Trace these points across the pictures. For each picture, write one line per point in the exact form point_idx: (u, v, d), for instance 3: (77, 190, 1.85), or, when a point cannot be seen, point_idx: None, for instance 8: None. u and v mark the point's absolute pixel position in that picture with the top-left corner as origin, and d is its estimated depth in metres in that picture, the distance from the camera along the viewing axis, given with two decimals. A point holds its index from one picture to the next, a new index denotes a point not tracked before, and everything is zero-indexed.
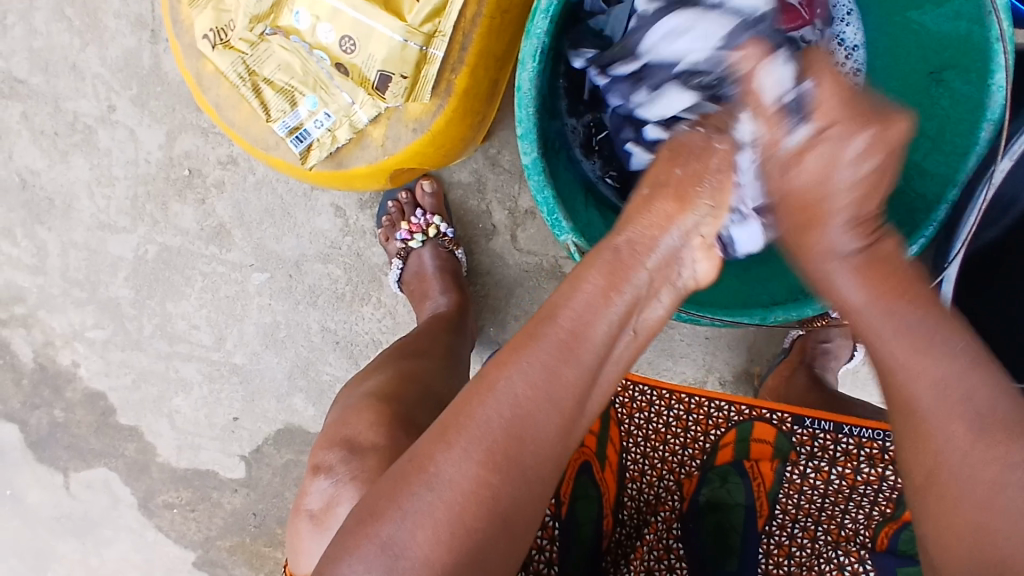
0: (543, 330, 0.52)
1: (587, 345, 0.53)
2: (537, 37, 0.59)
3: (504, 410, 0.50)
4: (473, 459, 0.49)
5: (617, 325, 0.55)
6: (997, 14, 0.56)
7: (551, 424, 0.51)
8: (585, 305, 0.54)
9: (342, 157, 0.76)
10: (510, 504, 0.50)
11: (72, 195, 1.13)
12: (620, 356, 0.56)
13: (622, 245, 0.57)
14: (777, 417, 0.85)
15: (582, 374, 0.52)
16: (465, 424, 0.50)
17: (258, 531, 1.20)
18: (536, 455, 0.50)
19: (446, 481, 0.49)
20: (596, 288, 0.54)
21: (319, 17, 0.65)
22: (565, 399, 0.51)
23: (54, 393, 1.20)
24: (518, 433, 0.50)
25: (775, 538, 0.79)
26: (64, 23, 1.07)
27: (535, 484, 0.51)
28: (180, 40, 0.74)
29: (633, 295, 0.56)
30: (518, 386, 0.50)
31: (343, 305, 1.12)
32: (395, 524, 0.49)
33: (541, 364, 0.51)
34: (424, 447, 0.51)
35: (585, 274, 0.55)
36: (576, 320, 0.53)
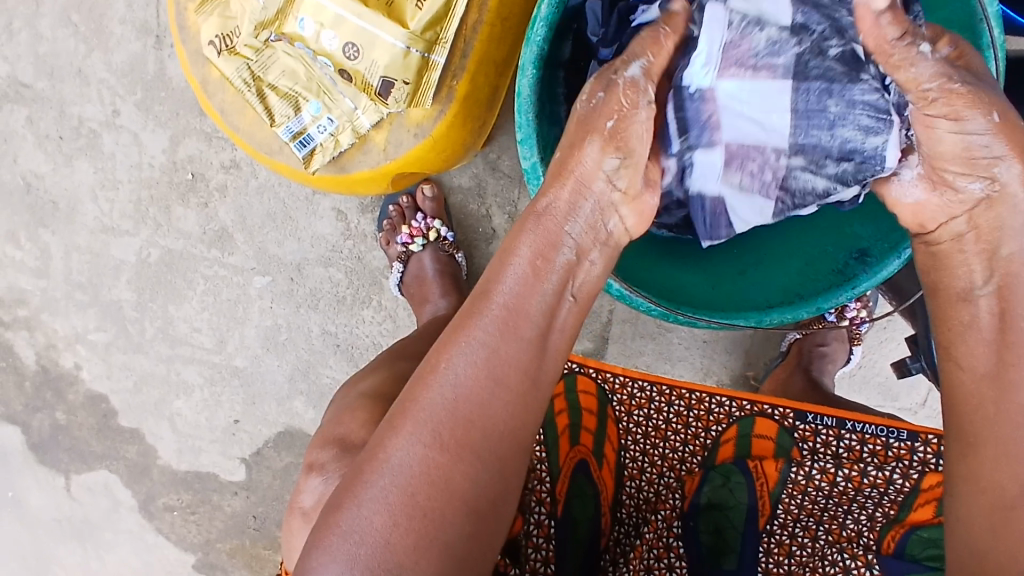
0: (481, 308, 0.53)
1: (528, 319, 0.53)
2: (536, 45, 0.60)
3: (447, 393, 0.51)
4: (421, 442, 0.50)
5: (557, 297, 0.54)
6: (987, 22, 0.58)
7: (499, 402, 0.52)
8: (516, 279, 0.53)
9: (345, 162, 0.76)
10: (467, 485, 0.50)
11: (76, 198, 1.14)
12: (564, 326, 0.56)
13: (545, 211, 0.55)
14: (779, 412, 0.87)
15: (523, 351, 0.53)
16: (412, 410, 0.51)
17: (258, 534, 1.21)
18: (485, 432, 0.51)
19: (398, 467, 0.50)
20: (527, 263, 0.53)
21: (323, 24, 0.66)
22: (509, 376, 0.52)
23: (55, 395, 1.20)
24: (463, 415, 0.51)
25: (777, 537, 0.78)
26: (70, 29, 1.09)
27: (494, 462, 0.51)
28: (185, 45, 0.75)
29: (564, 265, 0.55)
30: (460, 366, 0.51)
31: (344, 308, 1.13)
32: (354, 513, 0.50)
33: (481, 343, 0.52)
34: (378, 436, 0.52)
35: (516, 244, 0.54)
36: (512, 297, 0.53)
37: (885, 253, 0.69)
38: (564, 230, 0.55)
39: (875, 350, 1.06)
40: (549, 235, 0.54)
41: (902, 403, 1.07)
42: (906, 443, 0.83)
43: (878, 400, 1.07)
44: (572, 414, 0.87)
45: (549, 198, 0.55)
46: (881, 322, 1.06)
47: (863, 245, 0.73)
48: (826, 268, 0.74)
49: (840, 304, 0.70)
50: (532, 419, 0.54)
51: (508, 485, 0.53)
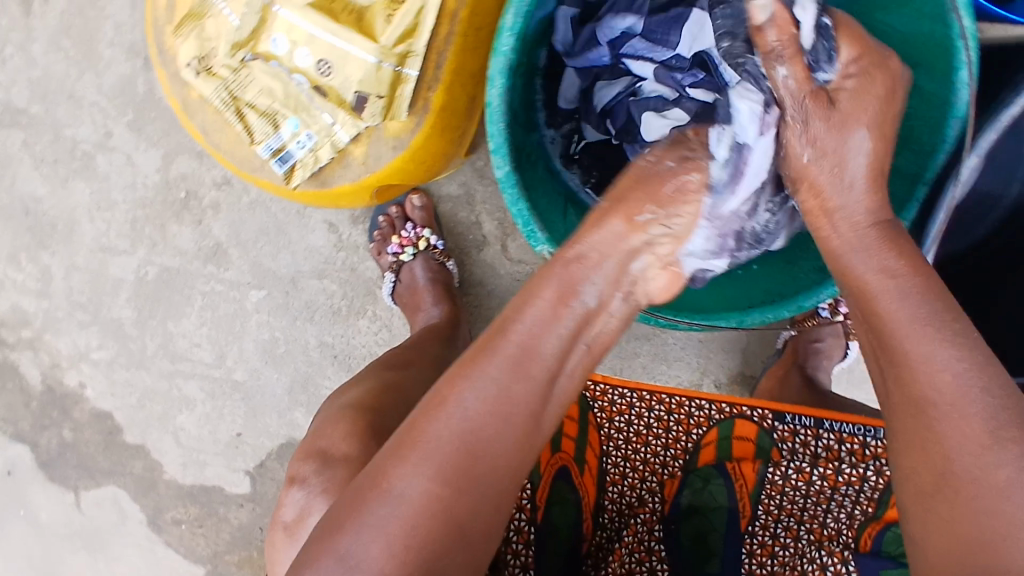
0: (495, 345, 0.53)
1: (540, 359, 0.53)
2: (504, 54, 0.61)
3: (455, 427, 0.51)
4: (426, 474, 0.50)
5: (570, 341, 0.55)
6: (958, 12, 0.59)
7: (506, 436, 0.52)
8: (536, 319, 0.54)
9: (326, 176, 0.77)
10: (469, 515, 0.51)
11: (74, 219, 1.16)
12: (577, 369, 0.56)
13: (574, 259, 0.56)
14: (758, 414, 0.85)
15: (540, 389, 0.53)
16: (418, 441, 0.51)
17: (264, 544, 1.22)
18: (490, 464, 0.51)
19: (401, 495, 0.50)
20: (546, 304, 0.54)
21: (297, 42, 0.68)
22: (519, 414, 0.52)
23: (61, 414, 1.22)
24: (471, 448, 0.51)
25: (758, 538, 0.79)
26: (61, 54, 1.11)
27: (493, 497, 0.52)
28: (165, 68, 0.76)
29: (583, 310, 0.55)
30: (469, 401, 0.51)
31: (339, 319, 1.14)
32: (351, 539, 0.51)
33: (493, 380, 0.52)
34: (381, 464, 0.52)
35: (539, 288, 0.55)
36: (528, 335, 0.53)
37: None
38: (588, 275, 0.55)
39: None
40: (569, 279, 0.55)
41: None
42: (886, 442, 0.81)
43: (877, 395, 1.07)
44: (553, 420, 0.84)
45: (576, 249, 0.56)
46: None
47: None
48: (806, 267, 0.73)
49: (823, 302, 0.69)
50: (536, 448, 0.55)
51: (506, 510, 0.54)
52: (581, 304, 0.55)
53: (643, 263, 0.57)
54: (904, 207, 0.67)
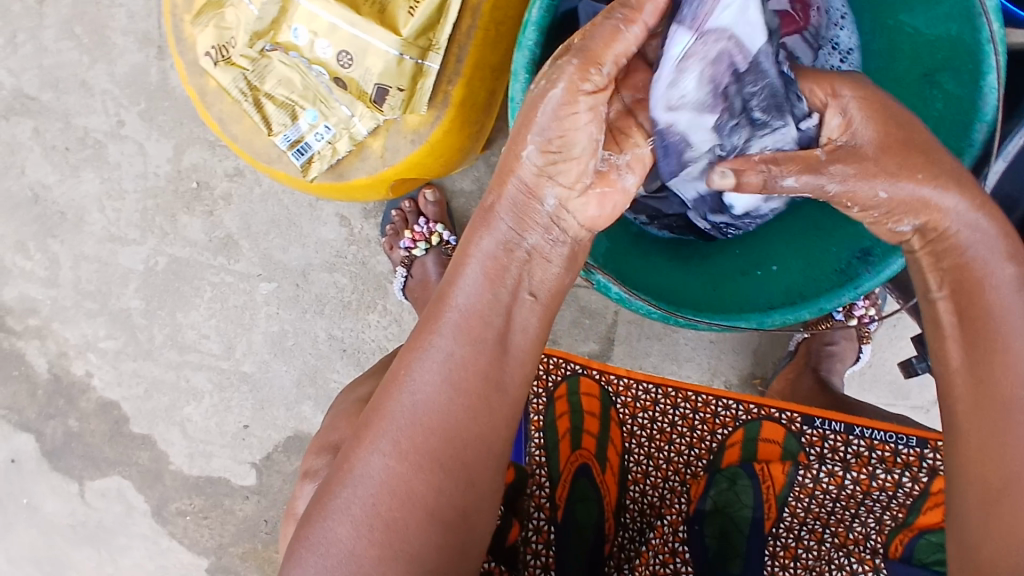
0: (439, 313, 0.53)
1: (485, 322, 0.53)
2: (528, 49, 0.60)
3: (407, 402, 0.51)
4: (383, 451, 0.51)
5: (512, 299, 0.54)
6: (987, 16, 0.58)
7: (457, 404, 0.51)
8: (472, 282, 0.53)
9: (343, 169, 0.77)
10: (432, 492, 0.50)
11: (83, 208, 1.15)
12: (526, 327, 0.55)
13: (497, 209, 0.54)
14: (786, 416, 0.87)
15: (487, 353, 0.52)
16: (375, 419, 0.52)
17: (270, 537, 1.21)
18: (443, 434, 0.51)
19: (362, 476, 0.51)
20: (480, 264, 0.53)
21: (317, 33, 0.66)
22: (470, 380, 0.52)
23: (68, 403, 1.22)
24: (425, 420, 0.51)
25: (782, 540, 0.77)
26: (73, 41, 1.10)
27: (460, 471, 0.51)
28: (183, 57, 0.76)
29: (519, 266, 0.54)
30: (418, 371, 0.51)
31: (349, 313, 1.13)
32: (322, 525, 0.51)
33: (438, 348, 0.52)
34: (345, 450, 0.53)
35: (473, 247, 0.54)
36: (468, 299, 0.53)
37: (887, 252, 0.67)
38: (519, 230, 0.53)
39: (886, 349, 1.05)
40: (504, 235, 0.53)
41: (913, 402, 1.06)
42: (917, 449, 0.82)
43: (889, 399, 1.06)
44: (574, 417, 0.87)
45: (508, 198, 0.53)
46: (889, 320, 1.05)
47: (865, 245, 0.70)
48: (830, 268, 0.72)
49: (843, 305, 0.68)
50: (501, 419, 0.53)
51: (479, 489, 0.52)
52: (521, 254, 0.54)
53: (557, 200, 0.53)
54: None
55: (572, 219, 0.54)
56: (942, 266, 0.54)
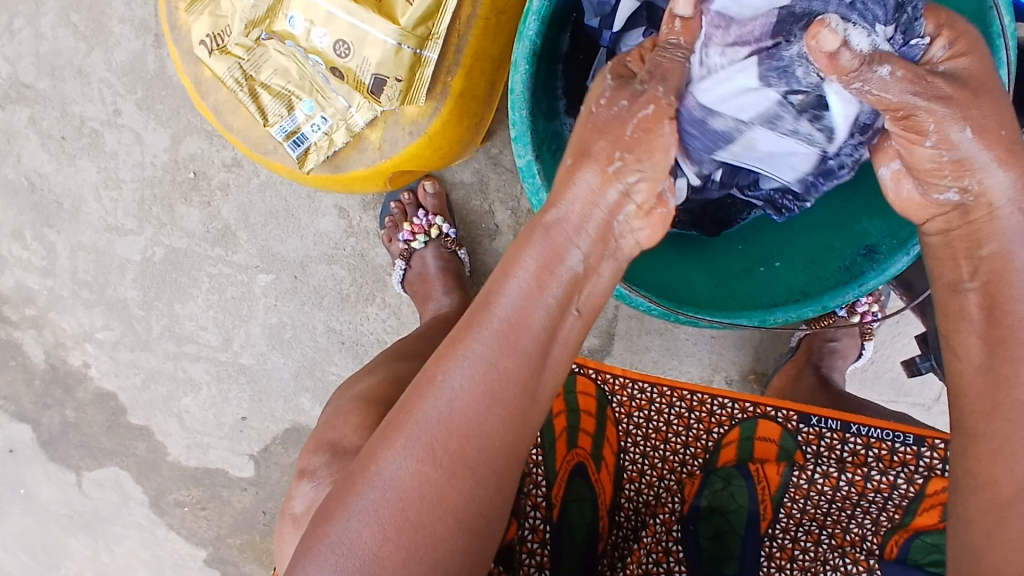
0: (480, 319, 0.50)
1: (529, 333, 0.50)
2: (529, 39, 0.59)
3: (442, 409, 0.49)
4: (413, 456, 0.49)
5: (561, 308, 0.51)
6: (999, 10, 0.57)
7: (494, 416, 0.49)
8: (519, 291, 0.50)
9: (340, 161, 0.75)
10: (459, 501, 0.49)
11: (80, 197, 1.14)
12: (569, 339, 0.53)
13: (554, 222, 0.52)
14: (782, 415, 0.85)
15: (529, 364, 0.50)
16: (405, 423, 0.50)
17: (267, 529, 1.21)
18: (478, 446, 0.49)
19: (389, 480, 0.49)
20: (530, 274, 0.50)
21: (313, 21, 0.65)
22: (510, 393, 0.50)
23: (65, 393, 1.21)
24: (459, 431, 0.49)
25: (778, 541, 0.76)
26: (70, 29, 1.09)
27: (488, 479, 0.50)
28: (178, 46, 0.74)
29: (570, 276, 0.51)
30: (456, 380, 0.49)
31: (348, 305, 1.12)
32: (342, 524, 0.49)
33: (479, 357, 0.49)
34: (370, 449, 0.51)
35: (521, 254, 0.51)
36: (513, 308, 0.50)
37: (893, 250, 0.67)
38: (572, 239, 0.51)
39: (887, 346, 1.04)
40: (555, 242, 0.51)
41: (915, 399, 1.05)
42: (913, 447, 0.80)
43: (890, 396, 1.05)
44: (571, 416, 0.86)
45: (555, 213, 0.52)
46: (892, 317, 1.03)
47: (871, 243, 0.70)
48: (833, 266, 0.71)
49: (846, 302, 0.67)
50: (530, 428, 0.52)
51: (501, 496, 0.51)
52: (573, 267, 0.51)
53: (624, 217, 0.53)
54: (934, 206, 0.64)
55: (629, 237, 0.54)
56: (977, 257, 0.52)
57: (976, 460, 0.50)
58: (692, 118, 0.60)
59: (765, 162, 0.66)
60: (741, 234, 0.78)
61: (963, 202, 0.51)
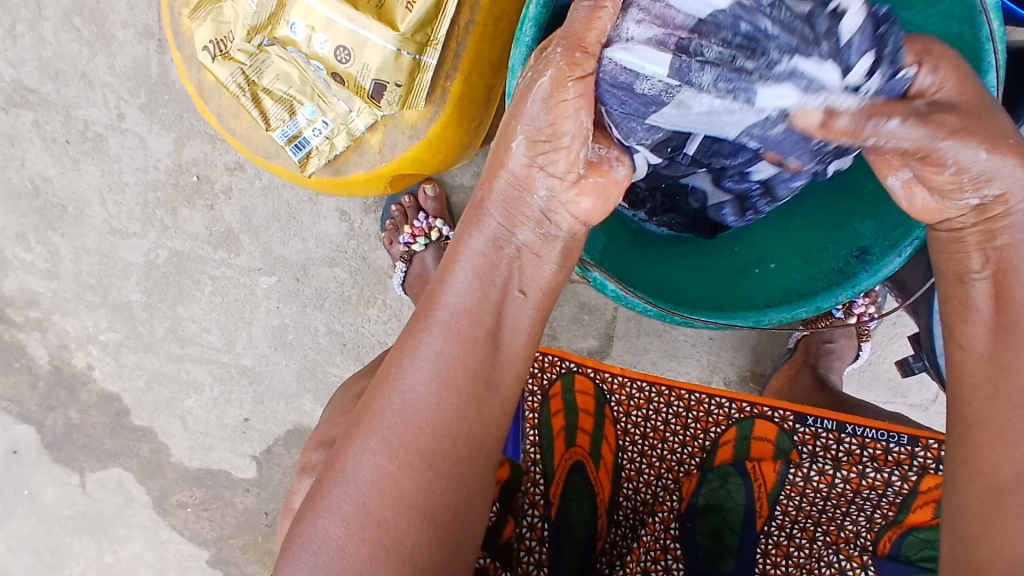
0: (429, 310, 0.54)
1: (474, 319, 0.53)
2: (526, 45, 0.59)
3: (396, 398, 0.51)
4: (374, 450, 0.51)
5: (502, 292, 0.54)
6: (987, 14, 0.58)
7: (447, 404, 0.51)
8: (463, 282, 0.54)
9: (341, 164, 0.77)
10: (422, 493, 0.50)
11: (84, 201, 1.15)
12: (519, 323, 0.55)
13: (483, 202, 0.55)
14: (778, 415, 0.86)
15: (475, 350, 0.52)
16: (365, 419, 0.52)
17: (270, 529, 1.22)
18: (434, 434, 0.50)
19: (353, 476, 0.50)
20: (472, 262, 0.54)
21: (314, 27, 0.66)
22: (459, 377, 0.52)
23: (69, 395, 1.22)
24: (414, 420, 0.51)
25: (774, 539, 0.77)
26: (74, 33, 1.10)
27: (448, 465, 0.51)
28: (181, 51, 0.76)
29: (510, 261, 0.55)
30: (407, 371, 0.52)
31: (349, 307, 1.13)
32: (314, 524, 0.51)
33: (426, 347, 0.52)
34: (336, 451, 0.53)
35: (465, 246, 0.55)
36: (458, 297, 0.53)
37: (886, 250, 0.68)
38: (507, 225, 0.55)
39: (884, 347, 1.05)
40: (495, 232, 0.55)
41: (912, 400, 1.06)
42: (907, 447, 0.81)
43: (888, 396, 1.06)
44: (569, 415, 0.87)
45: (500, 191, 0.54)
46: (889, 318, 1.04)
47: (864, 244, 0.71)
48: (827, 267, 0.72)
49: (841, 304, 0.68)
50: (493, 423, 0.53)
51: (477, 492, 0.52)
52: (509, 251, 0.55)
53: (547, 191, 0.54)
54: None
55: (562, 211, 0.55)
56: (989, 246, 0.52)
57: (972, 457, 0.51)
58: (614, 82, 0.53)
59: (705, 126, 0.56)
60: (734, 236, 0.78)
61: (980, 203, 0.52)
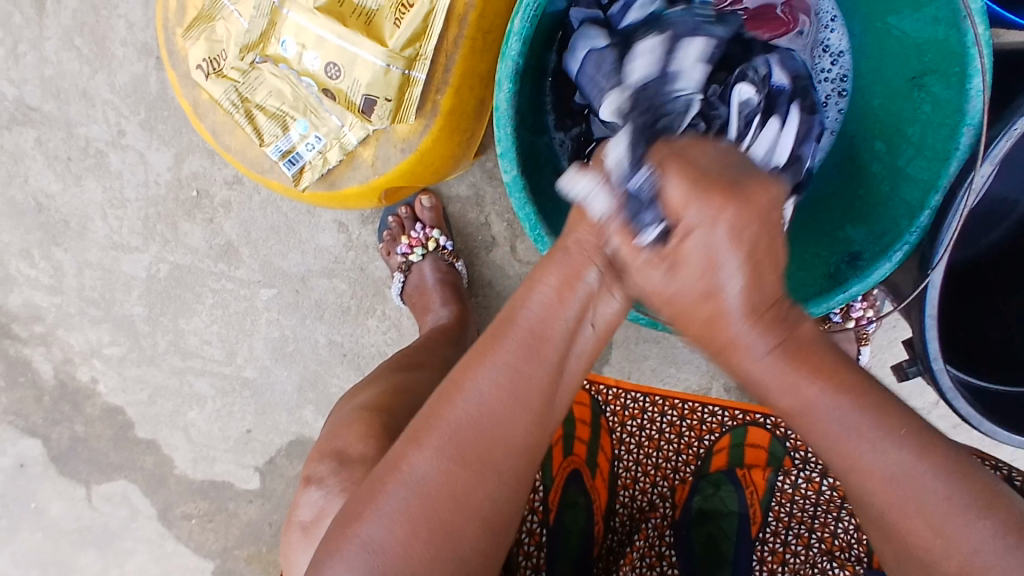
0: (505, 331, 0.52)
1: (552, 343, 0.52)
2: (512, 60, 0.60)
3: (469, 411, 0.51)
4: (444, 456, 0.51)
5: (578, 322, 0.53)
6: (971, 18, 0.56)
7: (519, 421, 0.52)
8: (540, 304, 0.52)
9: (334, 178, 0.77)
10: (484, 500, 0.52)
11: (86, 216, 1.17)
12: (583, 352, 0.55)
13: (572, 244, 0.53)
14: (770, 422, 0.89)
15: (550, 372, 0.53)
16: (435, 426, 0.52)
17: (273, 541, 1.23)
18: (506, 449, 0.52)
19: (419, 481, 0.51)
20: (552, 290, 0.52)
21: (304, 45, 0.67)
22: (532, 398, 0.52)
23: (73, 409, 1.23)
24: (486, 433, 0.51)
25: (769, 545, 0.77)
26: (74, 52, 1.11)
27: (509, 480, 0.53)
28: (176, 70, 0.77)
29: (587, 293, 0.53)
30: (484, 386, 0.51)
31: (349, 318, 1.14)
32: (371, 524, 0.52)
33: (505, 365, 0.52)
34: (398, 451, 0.53)
35: (542, 275, 0.53)
36: (537, 320, 0.52)
37: (876, 255, 0.68)
38: (590, 257, 0.52)
39: (883, 351, 1.05)
40: (573, 261, 0.52)
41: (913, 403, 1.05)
42: None
43: None
44: (567, 424, 0.88)
45: (575, 235, 0.53)
46: (887, 322, 1.04)
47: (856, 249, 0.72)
48: (820, 273, 0.73)
49: (832, 309, 0.67)
50: (546, 438, 0.55)
51: (516, 500, 0.54)
52: (587, 286, 0.53)
53: None
54: (916, 214, 0.65)
55: None
56: None
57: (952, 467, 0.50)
58: None
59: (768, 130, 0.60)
60: None
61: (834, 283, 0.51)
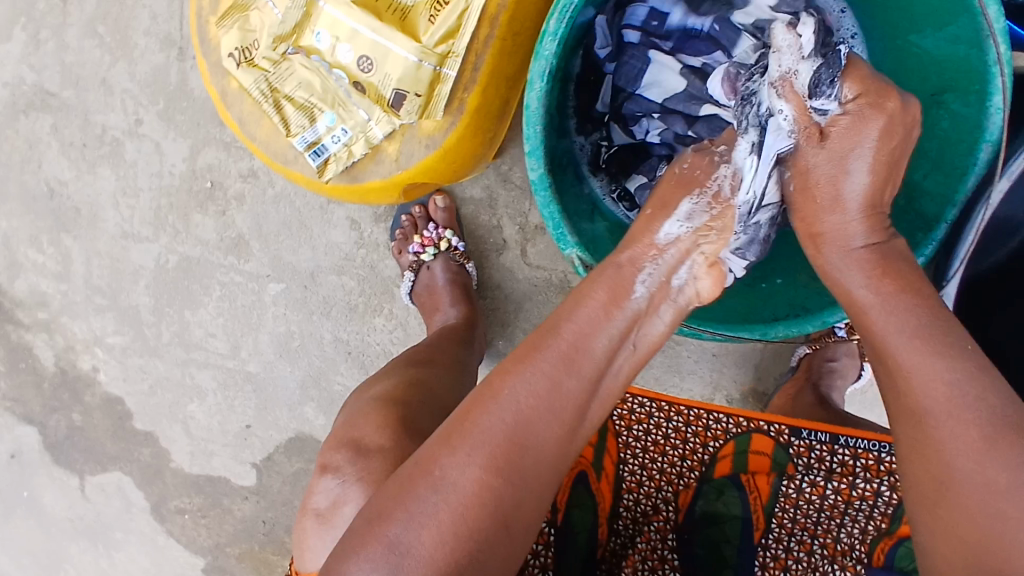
0: (546, 342, 0.55)
1: (588, 357, 0.56)
2: (545, 59, 0.61)
3: (506, 418, 0.53)
4: (476, 464, 0.52)
5: (619, 339, 0.57)
6: (994, 39, 0.57)
7: (551, 428, 0.54)
8: (586, 318, 0.56)
9: (357, 172, 0.78)
10: (512, 504, 0.53)
11: (98, 204, 1.17)
12: (620, 370, 0.58)
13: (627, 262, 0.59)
14: (774, 429, 0.85)
15: (584, 387, 0.56)
16: (469, 432, 0.53)
17: (266, 539, 1.21)
18: (536, 457, 0.53)
19: (451, 485, 0.52)
20: (599, 305, 0.57)
21: (338, 38, 0.69)
22: (565, 408, 0.55)
23: (72, 397, 1.23)
24: (518, 438, 0.53)
25: (772, 552, 0.80)
26: (96, 40, 1.12)
27: (533, 487, 0.54)
28: (206, 57, 0.78)
29: (633, 313, 0.58)
30: (521, 394, 0.53)
31: (356, 316, 1.14)
32: (401, 525, 0.52)
33: (543, 374, 0.54)
34: (431, 454, 0.54)
35: (590, 291, 0.58)
36: (578, 333, 0.56)
37: None
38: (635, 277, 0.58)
39: None
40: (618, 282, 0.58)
41: None
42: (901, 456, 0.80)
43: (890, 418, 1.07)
44: None
45: (628, 255, 0.59)
46: None
47: None
48: None
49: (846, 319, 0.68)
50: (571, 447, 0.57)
51: (538, 505, 0.55)
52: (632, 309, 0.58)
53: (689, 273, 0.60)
54: (932, 227, 0.67)
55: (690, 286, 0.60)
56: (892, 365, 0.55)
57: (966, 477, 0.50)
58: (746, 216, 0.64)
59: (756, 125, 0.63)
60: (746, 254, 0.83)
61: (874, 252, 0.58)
